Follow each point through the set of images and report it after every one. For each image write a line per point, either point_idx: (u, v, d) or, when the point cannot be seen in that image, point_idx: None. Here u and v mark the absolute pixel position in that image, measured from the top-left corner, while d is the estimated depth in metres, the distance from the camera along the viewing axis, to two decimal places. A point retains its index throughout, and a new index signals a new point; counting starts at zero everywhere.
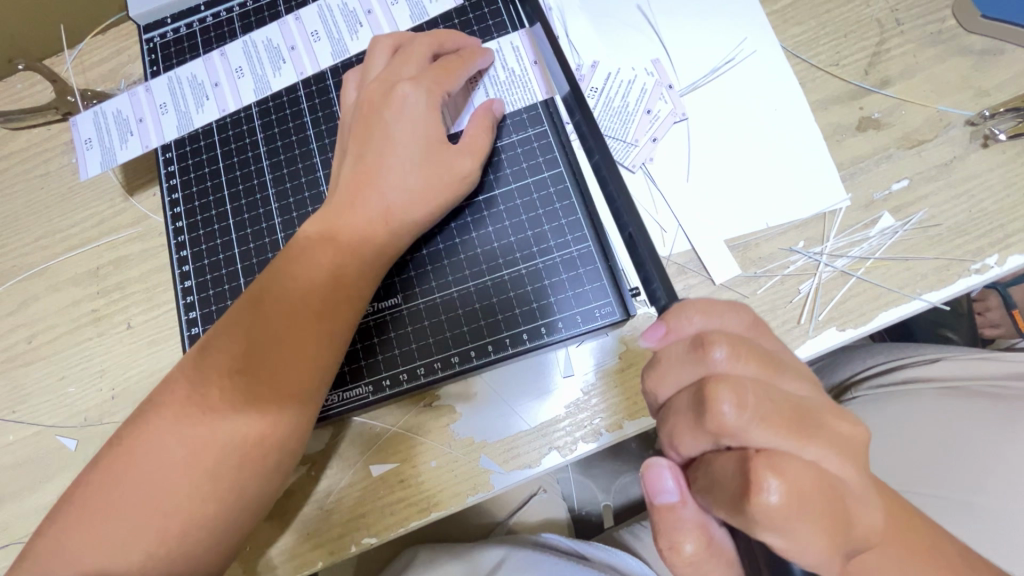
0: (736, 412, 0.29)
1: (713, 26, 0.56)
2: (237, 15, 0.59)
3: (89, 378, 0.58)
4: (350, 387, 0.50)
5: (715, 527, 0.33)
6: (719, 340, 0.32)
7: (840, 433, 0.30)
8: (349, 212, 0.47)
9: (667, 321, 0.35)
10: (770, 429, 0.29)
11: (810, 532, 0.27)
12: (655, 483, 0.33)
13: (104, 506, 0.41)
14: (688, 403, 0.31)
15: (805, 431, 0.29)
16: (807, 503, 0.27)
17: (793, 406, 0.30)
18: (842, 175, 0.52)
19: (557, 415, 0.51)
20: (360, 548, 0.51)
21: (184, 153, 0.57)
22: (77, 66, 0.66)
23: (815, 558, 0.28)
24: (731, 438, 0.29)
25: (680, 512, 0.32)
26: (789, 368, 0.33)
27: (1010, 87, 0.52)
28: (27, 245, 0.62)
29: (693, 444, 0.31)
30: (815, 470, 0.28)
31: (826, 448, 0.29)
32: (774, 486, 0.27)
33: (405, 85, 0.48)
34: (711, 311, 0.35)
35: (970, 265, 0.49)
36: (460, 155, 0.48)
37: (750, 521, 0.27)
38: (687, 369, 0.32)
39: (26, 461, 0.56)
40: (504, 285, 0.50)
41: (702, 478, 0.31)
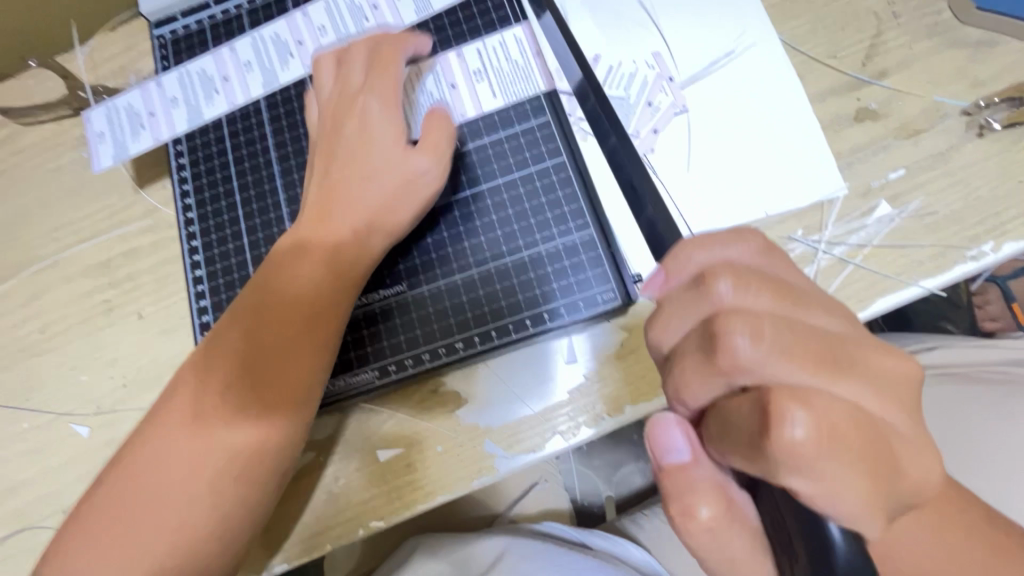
0: (752, 344, 0.29)
1: (712, 20, 0.57)
2: (246, 11, 0.61)
3: (101, 367, 0.59)
4: (357, 372, 0.52)
5: (734, 489, 0.33)
6: (723, 273, 0.32)
7: (873, 370, 0.30)
8: (322, 222, 0.48)
9: (667, 265, 0.36)
10: (790, 362, 0.29)
11: (841, 471, 0.27)
12: (662, 441, 0.33)
13: (124, 501, 0.43)
14: (694, 343, 0.32)
15: (833, 367, 0.29)
16: (838, 437, 0.27)
17: (819, 342, 0.30)
18: (840, 165, 0.53)
19: (559, 401, 0.51)
20: (367, 532, 0.52)
21: (194, 146, 0.58)
22: (88, 63, 0.67)
23: (848, 508, 0.27)
24: (746, 374, 0.29)
25: (692, 471, 0.33)
26: (811, 303, 0.33)
27: (1005, 77, 0.53)
28: (39, 238, 0.64)
29: (703, 392, 0.31)
30: (848, 406, 0.28)
31: (858, 383, 0.29)
32: (799, 417, 0.26)
33: (359, 102, 0.51)
34: (715, 250, 0.36)
35: (966, 252, 0.50)
36: (416, 154, 0.49)
37: (773, 460, 0.26)
38: (693, 310, 0.33)
39: (39, 448, 0.58)
40: (506, 272, 0.51)
41: (712, 425, 0.31)
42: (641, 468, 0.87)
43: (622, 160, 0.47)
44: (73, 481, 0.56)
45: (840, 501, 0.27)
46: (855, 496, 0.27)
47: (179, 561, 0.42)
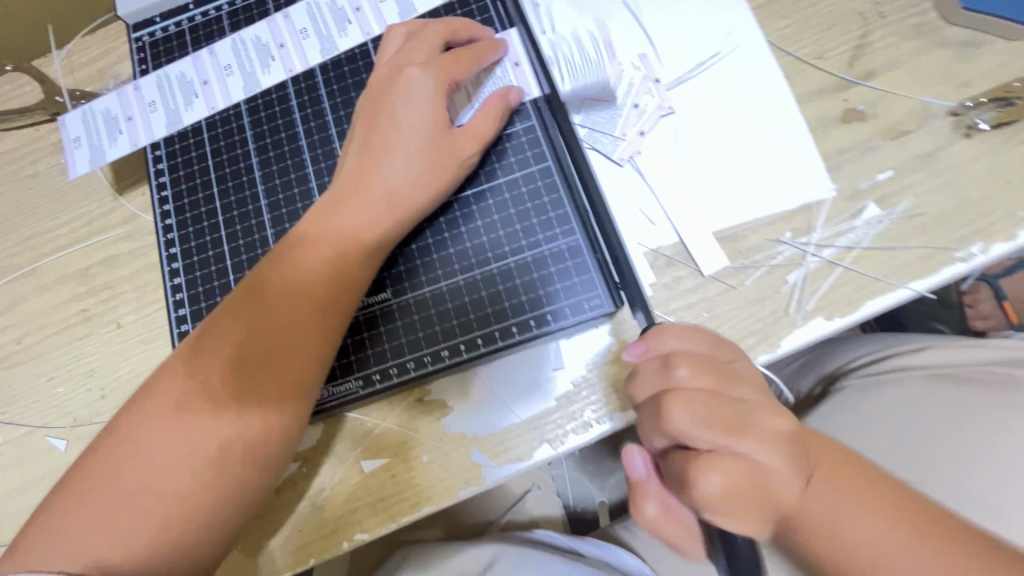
0: (685, 418, 0.36)
1: (699, 21, 0.57)
2: (226, 13, 0.59)
3: (78, 378, 0.58)
4: (340, 382, 0.50)
5: (678, 503, 0.41)
6: (681, 360, 0.38)
7: (770, 430, 0.37)
8: (346, 200, 0.48)
9: (645, 339, 0.41)
10: (709, 432, 0.36)
11: (734, 508, 0.36)
12: (628, 464, 0.42)
13: (94, 501, 0.40)
14: (652, 406, 0.39)
15: (737, 431, 0.36)
16: (734, 488, 0.36)
17: (733, 415, 0.37)
18: (828, 166, 0.52)
19: (549, 408, 0.51)
20: (352, 545, 0.51)
21: (173, 151, 0.57)
22: (65, 67, 0.66)
23: (741, 522, 0.37)
24: (682, 438, 0.37)
25: (647, 487, 0.41)
26: (740, 380, 0.39)
27: (992, 77, 0.53)
28: (15, 246, 0.62)
29: (657, 439, 0.40)
30: (739, 459, 0.36)
31: (757, 443, 0.36)
32: (711, 477, 0.35)
33: (414, 72, 0.49)
34: (682, 333, 0.41)
35: (955, 253, 0.49)
36: (462, 141, 0.49)
37: (692, 500, 0.36)
38: (655, 382, 0.39)
39: (15, 462, 0.56)
40: (492, 279, 0.50)
41: (665, 468, 0.39)
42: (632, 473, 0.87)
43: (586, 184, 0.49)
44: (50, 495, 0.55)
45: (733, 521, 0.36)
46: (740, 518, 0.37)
47: (160, 552, 0.40)
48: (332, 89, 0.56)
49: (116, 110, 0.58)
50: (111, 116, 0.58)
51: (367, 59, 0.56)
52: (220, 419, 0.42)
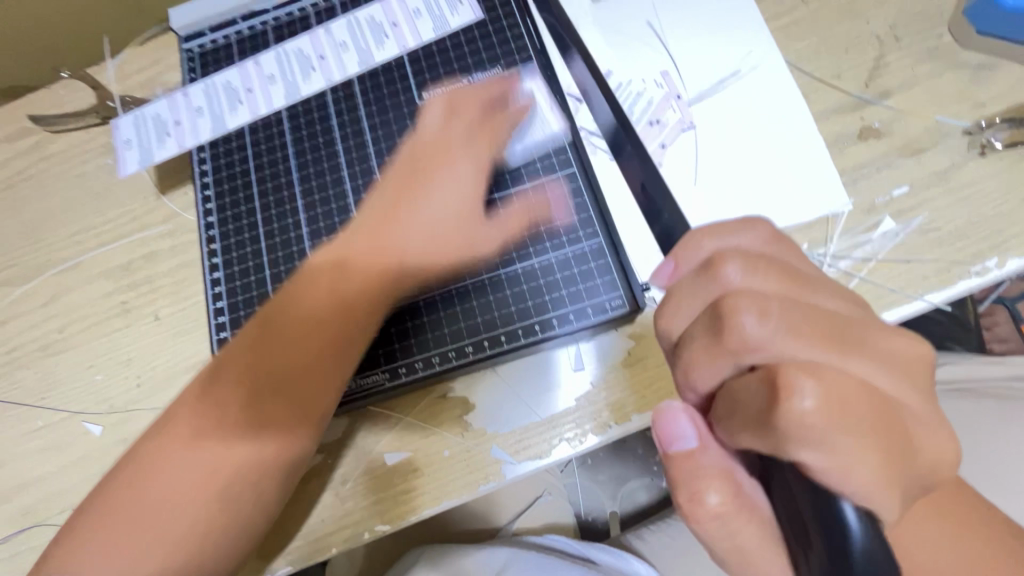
0: (758, 322, 0.26)
1: (722, 41, 0.59)
2: (271, 27, 0.63)
3: (116, 367, 0.60)
4: (368, 374, 0.52)
5: (743, 474, 0.30)
6: (731, 257, 0.30)
7: (892, 350, 0.27)
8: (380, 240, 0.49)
9: (675, 253, 0.35)
10: (801, 339, 0.26)
11: (856, 446, 0.24)
12: (671, 430, 0.30)
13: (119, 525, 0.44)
14: (703, 323, 0.29)
15: (844, 343, 0.26)
16: (847, 411, 0.24)
17: (825, 318, 0.27)
18: (845, 181, 0.54)
19: (567, 407, 0.52)
20: (373, 536, 0.52)
21: (216, 153, 0.60)
22: (118, 75, 0.70)
23: (863, 483, 0.25)
24: (754, 354, 0.27)
25: (699, 457, 0.30)
26: (817, 285, 0.30)
27: (1006, 98, 0.54)
28: (62, 240, 0.66)
29: (712, 375, 0.29)
30: (862, 382, 0.25)
31: (870, 360, 0.27)
32: (807, 388, 0.24)
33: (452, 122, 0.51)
34: (723, 236, 0.34)
35: (970, 267, 0.50)
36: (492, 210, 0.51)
37: (780, 438, 0.24)
38: (702, 294, 0.30)
39: (52, 446, 0.59)
40: (517, 279, 0.52)
41: (720, 407, 0.28)
42: (644, 484, 0.89)
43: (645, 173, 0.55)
44: (85, 479, 0.57)
45: (853, 479, 0.25)
46: (872, 478, 0.24)
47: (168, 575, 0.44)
48: (368, 98, 0.59)
49: (164, 115, 0.61)
50: (160, 120, 0.61)
51: (403, 71, 0.60)
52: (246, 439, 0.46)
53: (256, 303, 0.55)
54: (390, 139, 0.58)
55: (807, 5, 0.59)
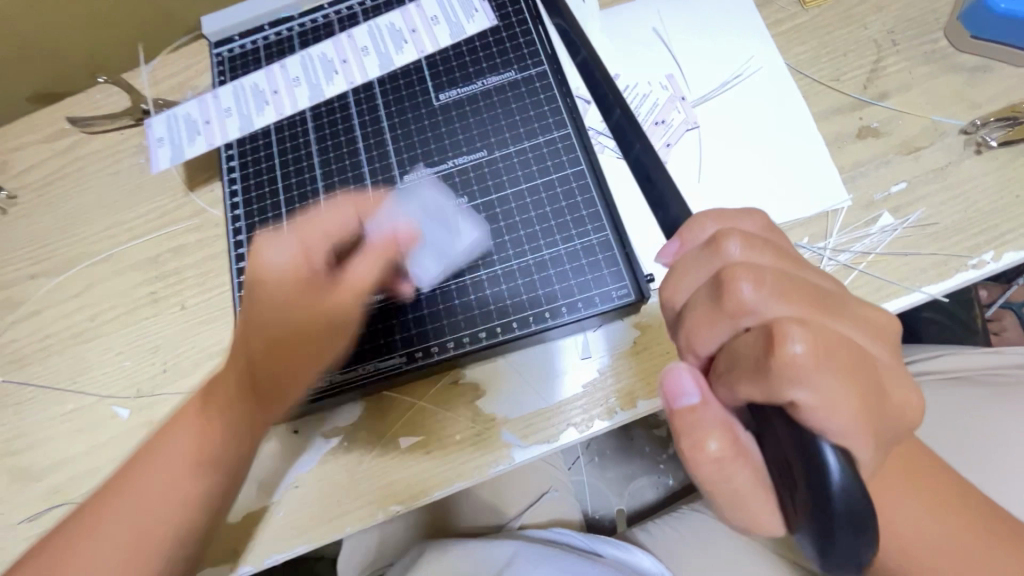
0: (755, 287, 0.27)
1: (725, 46, 0.62)
2: (297, 33, 0.67)
3: (144, 354, 0.63)
4: (385, 358, 0.54)
5: (740, 431, 0.29)
6: (732, 234, 0.31)
7: (868, 317, 0.29)
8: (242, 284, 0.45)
9: (680, 233, 0.35)
10: (794, 303, 0.27)
11: (841, 388, 0.25)
12: (673, 385, 0.28)
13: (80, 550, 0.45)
14: (705, 292, 0.30)
15: (829, 306, 0.28)
16: (832, 357, 0.25)
17: (813, 286, 0.28)
18: (844, 178, 0.56)
19: (574, 394, 0.54)
20: (386, 516, 0.54)
21: (244, 150, 0.63)
22: (151, 80, 0.74)
23: (845, 425, 0.25)
24: (751, 317, 0.28)
25: (702, 412, 0.28)
26: (807, 266, 0.32)
27: (1001, 99, 0.56)
28: (95, 234, 0.69)
29: (712, 336, 0.29)
30: (845, 338, 0.26)
31: (850, 323, 0.28)
32: (798, 335, 0.25)
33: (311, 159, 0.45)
34: (724, 221, 0.35)
35: (968, 260, 0.52)
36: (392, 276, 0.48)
37: (773, 379, 0.25)
38: (703, 267, 0.31)
39: (81, 428, 0.61)
40: (528, 269, 0.54)
41: (721, 365, 0.29)
42: (652, 481, 0.90)
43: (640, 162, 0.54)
44: (112, 459, 0.60)
45: (838, 417, 0.25)
46: (854, 420, 0.25)
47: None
48: (388, 99, 0.62)
49: (195, 115, 0.65)
50: (191, 120, 0.65)
51: (421, 75, 0.63)
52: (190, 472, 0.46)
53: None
54: (408, 137, 0.61)
55: (807, 11, 0.62)
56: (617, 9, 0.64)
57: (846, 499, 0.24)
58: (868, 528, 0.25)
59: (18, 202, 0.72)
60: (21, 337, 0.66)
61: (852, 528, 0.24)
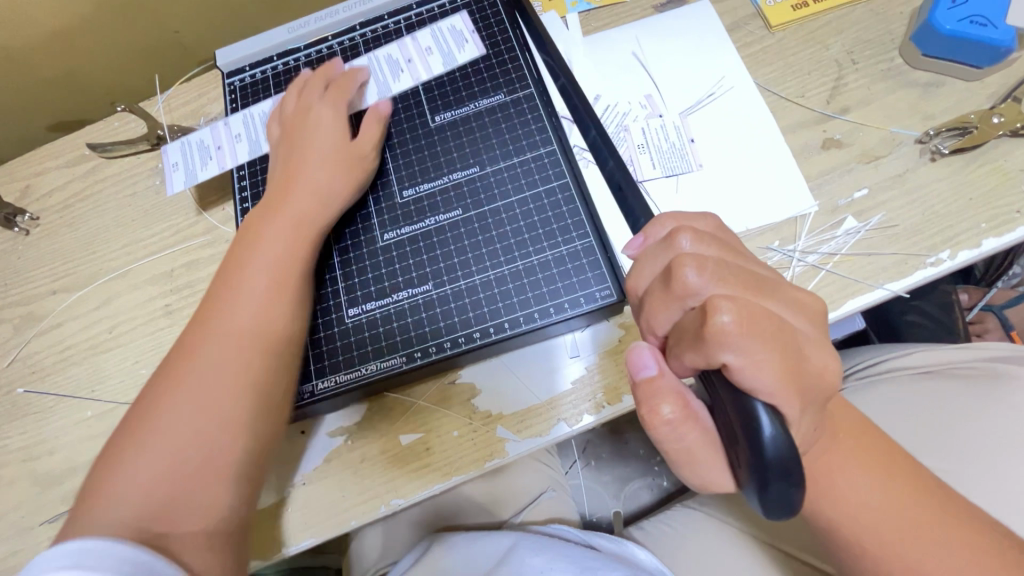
0: (697, 271, 0.31)
1: (698, 67, 0.67)
2: (304, 63, 0.72)
3: (158, 362, 0.67)
4: (386, 358, 0.57)
5: (695, 399, 0.34)
6: (684, 229, 0.35)
7: (799, 299, 0.33)
8: (276, 213, 0.56)
9: (643, 230, 0.40)
10: (732, 284, 0.31)
11: (768, 355, 0.29)
12: (636, 359, 0.34)
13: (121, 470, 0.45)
14: (659, 279, 0.34)
15: (762, 288, 0.32)
16: (760, 328, 0.29)
17: (748, 271, 0.33)
18: (810, 186, 0.60)
19: (565, 390, 0.58)
20: (388, 510, 0.57)
21: (254, 170, 0.68)
22: (166, 108, 0.80)
23: (775, 387, 0.29)
24: (695, 298, 0.32)
25: (660, 382, 0.33)
26: (750, 256, 0.36)
27: (953, 111, 0.61)
28: (114, 252, 0.74)
29: (666, 317, 0.33)
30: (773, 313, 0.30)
31: (782, 302, 0.32)
32: (728, 308, 0.29)
33: (318, 106, 0.62)
34: (681, 221, 0.40)
35: (926, 258, 0.56)
36: (359, 145, 0.61)
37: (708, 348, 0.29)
38: (660, 259, 0.36)
39: (100, 433, 0.65)
40: (517, 273, 0.58)
41: (674, 343, 0.33)
42: (647, 484, 0.93)
43: (601, 149, 0.54)
44: None
45: (767, 380, 0.29)
46: (777, 380, 0.29)
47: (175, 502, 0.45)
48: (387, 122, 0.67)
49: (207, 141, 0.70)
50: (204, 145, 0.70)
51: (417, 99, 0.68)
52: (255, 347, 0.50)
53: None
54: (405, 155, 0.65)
55: (774, 34, 0.67)
56: (600, 35, 0.70)
57: (776, 448, 0.28)
58: (797, 476, 0.28)
59: (41, 223, 0.76)
60: (43, 349, 0.70)
61: (782, 476, 0.28)
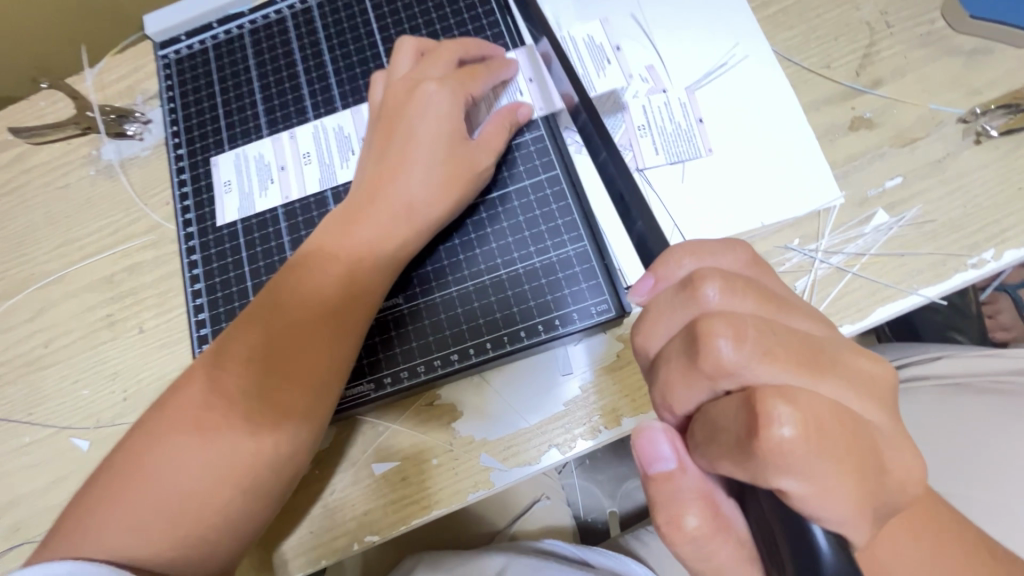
0: (734, 347, 0.26)
1: (707, 31, 0.58)
2: (248, 30, 0.63)
3: (102, 382, 0.60)
4: (352, 384, 0.51)
5: (721, 498, 0.29)
6: (710, 276, 0.29)
7: (862, 371, 0.27)
8: (361, 216, 0.48)
9: (654, 270, 0.33)
10: (777, 363, 0.26)
11: (837, 475, 0.23)
12: (648, 451, 0.29)
13: (136, 470, 0.41)
14: (680, 346, 0.28)
15: (818, 366, 0.26)
16: (825, 436, 0.24)
17: (800, 342, 0.27)
18: (836, 174, 0.52)
19: (558, 411, 0.51)
20: (362, 547, 0.51)
21: (195, 161, 0.60)
22: (96, 84, 0.69)
23: (841, 510, 0.24)
24: (730, 379, 0.26)
25: (678, 480, 0.29)
26: (794, 306, 0.30)
27: (1001, 84, 0.53)
28: (46, 253, 0.65)
29: (688, 397, 0.28)
30: (835, 404, 0.25)
31: (843, 384, 0.26)
32: (785, 416, 0.23)
33: (430, 86, 0.50)
34: (701, 254, 0.33)
35: (967, 260, 0.49)
36: (480, 152, 0.50)
37: (760, 465, 0.23)
38: (679, 313, 0.30)
39: (40, 462, 0.58)
40: (502, 285, 0.51)
41: (698, 431, 0.27)
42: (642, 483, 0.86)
43: (593, 136, 0.44)
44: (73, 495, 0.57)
45: (830, 503, 0.24)
46: (846, 502, 0.24)
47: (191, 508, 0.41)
48: (348, 102, 0.59)
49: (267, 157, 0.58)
50: (263, 162, 0.58)
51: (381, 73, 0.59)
52: (283, 381, 0.44)
53: (235, 299, 0.55)
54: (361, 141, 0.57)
55: None
56: None
57: None
58: None
59: None
60: None
61: None
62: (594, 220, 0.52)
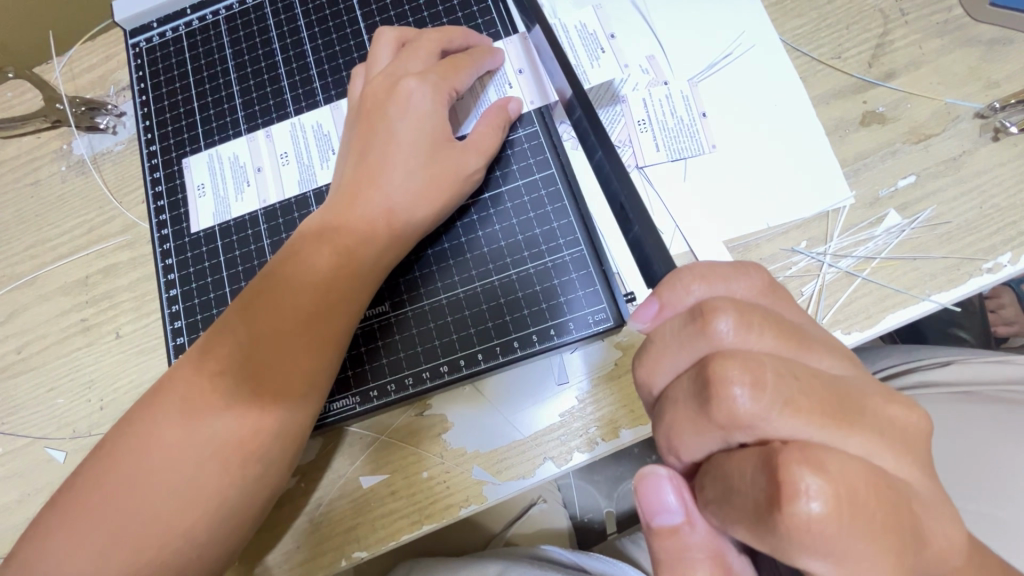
0: (752, 396, 0.24)
1: (710, 20, 0.54)
2: (224, 18, 0.59)
3: (78, 390, 0.57)
4: (337, 398, 0.49)
5: (730, 554, 0.29)
6: (723, 307, 0.27)
7: (890, 419, 0.25)
8: (339, 222, 0.45)
9: (659, 295, 0.31)
10: (799, 415, 0.24)
11: (870, 554, 0.22)
12: (653, 502, 0.28)
13: (99, 491, 0.39)
14: (689, 388, 0.27)
15: (845, 420, 0.24)
16: (857, 507, 0.22)
17: (826, 390, 0.25)
18: (846, 173, 0.50)
19: (553, 422, 0.49)
20: (350, 563, 0.49)
21: (170, 159, 0.57)
22: (66, 74, 0.66)
23: None
24: (746, 431, 0.24)
25: (685, 535, 0.28)
26: (816, 344, 0.28)
27: (1021, 78, 0.50)
28: (17, 254, 0.62)
29: (699, 445, 0.27)
30: (865, 465, 0.23)
31: (872, 438, 0.24)
32: (814, 488, 0.21)
33: (409, 81, 0.47)
34: (712, 279, 0.31)
35: (982, 264, 0.47)
36: (466, 152, 0.47)
37: (782, 538, 0.22)
38: (687, 347, 0.28)
39: (14, 474, 0.56)
40: (494, 292, 0.49)
41: (708, 482, 0.26)
42: None
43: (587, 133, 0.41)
44: None
45: None
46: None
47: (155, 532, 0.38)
48: (330, 94, 0.55)
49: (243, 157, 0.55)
50: (239, 163, 0.55)
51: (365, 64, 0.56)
52: (254, 395, 0.41)
53: (213, 305, 0.52)
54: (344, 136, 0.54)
55: None
56: None
57: None
58: None
59: None
60: None
61: None
62: (592, 223, 0.49)
